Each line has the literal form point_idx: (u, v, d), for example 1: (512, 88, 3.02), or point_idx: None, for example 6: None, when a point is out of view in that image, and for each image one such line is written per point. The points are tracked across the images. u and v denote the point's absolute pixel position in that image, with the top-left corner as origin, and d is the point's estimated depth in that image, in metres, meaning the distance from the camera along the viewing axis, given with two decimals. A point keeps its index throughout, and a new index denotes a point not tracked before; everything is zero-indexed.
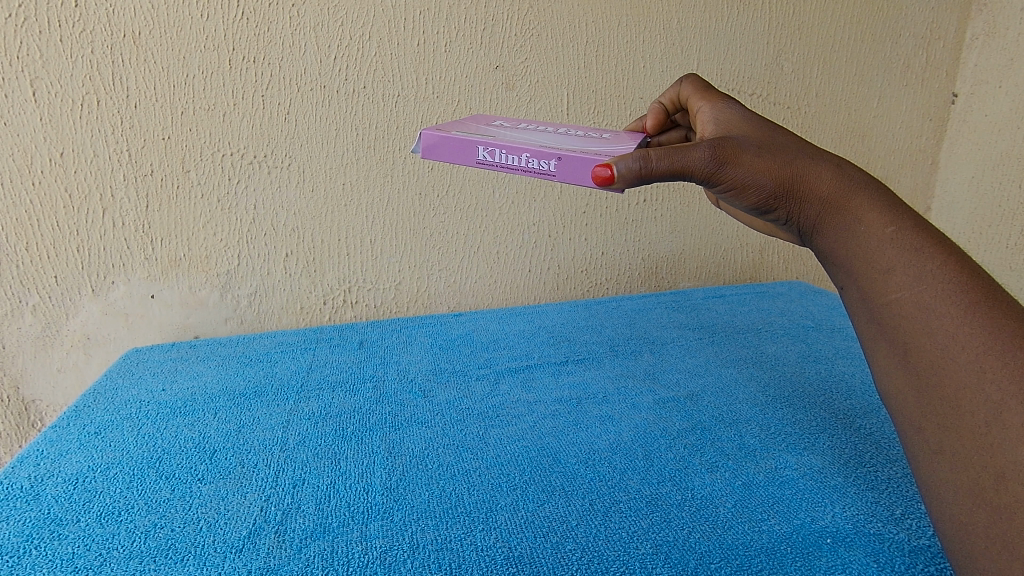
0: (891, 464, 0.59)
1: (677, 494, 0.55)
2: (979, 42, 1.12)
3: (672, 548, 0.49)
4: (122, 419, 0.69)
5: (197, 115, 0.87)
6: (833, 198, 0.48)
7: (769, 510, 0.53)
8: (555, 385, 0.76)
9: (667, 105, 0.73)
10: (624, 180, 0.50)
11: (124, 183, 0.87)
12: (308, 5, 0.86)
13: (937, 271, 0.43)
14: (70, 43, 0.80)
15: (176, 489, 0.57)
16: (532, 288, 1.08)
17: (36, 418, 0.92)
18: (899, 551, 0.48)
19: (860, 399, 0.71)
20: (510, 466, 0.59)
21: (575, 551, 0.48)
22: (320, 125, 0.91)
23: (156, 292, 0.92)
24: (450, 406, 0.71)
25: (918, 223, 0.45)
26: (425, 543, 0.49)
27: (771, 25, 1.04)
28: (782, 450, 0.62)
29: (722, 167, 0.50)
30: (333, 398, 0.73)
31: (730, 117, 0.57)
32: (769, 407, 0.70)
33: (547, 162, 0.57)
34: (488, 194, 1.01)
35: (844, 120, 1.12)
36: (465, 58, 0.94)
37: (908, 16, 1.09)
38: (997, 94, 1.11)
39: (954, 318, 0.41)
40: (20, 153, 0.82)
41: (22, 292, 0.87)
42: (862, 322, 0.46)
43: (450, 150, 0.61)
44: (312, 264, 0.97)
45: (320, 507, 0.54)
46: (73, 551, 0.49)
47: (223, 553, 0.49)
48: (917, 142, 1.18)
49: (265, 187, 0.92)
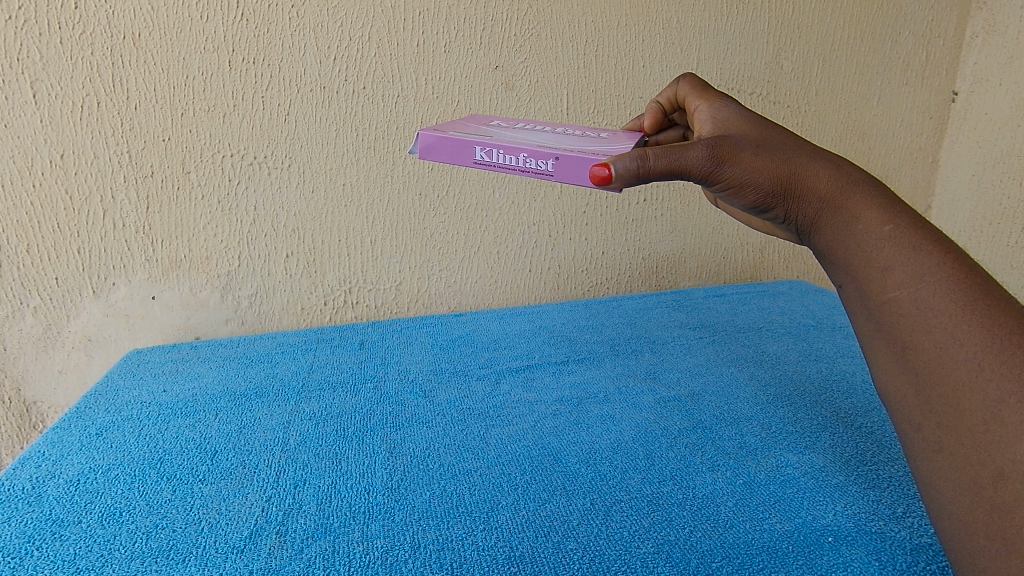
0: (892, 462, 0.59)
1: (678, 493, 0.55)
2: (979, 41, 1.12)
3: (674, 547, 0.49)
4: (124, 420, 0.69)
5: (197, 116, 0.87)
6: (832, 196, 0.48)
7: (771, 508, 0.53)
8: (555, 384, 0.76)
9: (664, 104, 0.73)
10: (621, 180, 0.50)
11: (124, 185, 0.87)
12: (308, 6, 0.86)
13: (935, 269, 0.43)
14: (70, 45, 0.80)
15: (177, 489, 0.57)
16: (532, 287, 1.08)
17: (37, 420, 0.92)
18: (901, 549, 0.48)
19: (860, 397, 0.71)
20: (510, 466, 0.59)
21: (576, 551, 0.48)
22: (320, 126, 0.91)
23: (157, 293, 0.93)
24: (451, 406, 0.71)
25: (917, 222, 0.45)
26: (426, 543, 0.49)
27: (771, 23, 1.04)
28: (784, 449, 0.62)
29: (720, 166, 0.50)
30: (334, 398, 0.73)
31: (727, 116, 0.58)
32: (770, 406, 0.70)
33: (545, 163, 0.57)
34: (488, 194, 1.01)
35: (844, 118, 1.12)
36: (466, 58, 0.94)
37: (908, 14, 1.09)
38: (997, 91, 1.11)
39: (953, 316, 0.41)
40: (21, 155, 0.83)
41: (22, 293, 0.87)
42: (860, 321, 0.46)
43: (448, 150, 0.61)
44: (312, 264, 0.97)
45: (320, 507, 0.54)
46: (75, 551, 0.49)
47: (224, 553, 0.49)
48: (917, 140, 1.17)
49: (265, 188, 0.92)
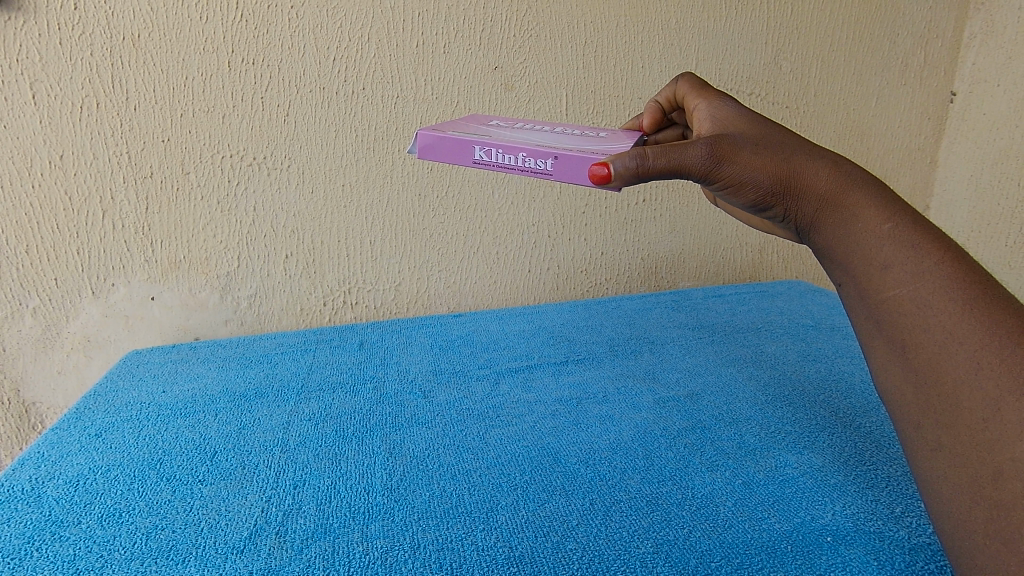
0: (891, 462, 0.59)
1: (677, 493, 0.55)
2: (977, 41, 1.12)
3: (673, 547, 0.49)
4: (123, 421, 0.69)
5: (197, 117, 0.87)
6: (831, 195, 0.48)
7: (769, 508, 0.53)
8: (554, 384, 0.76)
9: (663, 104, 0.73)
10: (621, 179, 0.50)
11: (124, 185, 0.87)
12: (308, 7, 0.86)
13: (935, 267, 0.43)
14: (69, 45, 0.80)
15: (177, 490, 0.57)
16: (531, 288, 1.08)
17: (36, 421, 0.92)
18: (899, 549, 0.48)
19: (860, 397, 0.71)
20: (510, 466, 0.59)
21: (575, 551, 0.48)
22: (319, 127, 0.91)
23: (156, 294, 0.93)
24: (450, 406, 0.71)
25: (916, 220, 0.45)
26: (425, 543, 0.49)
27: (770, 24, 1.04)
28: (783, 449, 0.62)
29: (720, 164, 0.50)
30: (333, 398, 0.73)
31: (726, 114, 0.58)
32: (769, 406, 0.70)
33: (544, 162, 0.57)
34: (487, 194, 1.01)
35: (843, 118, 1.12)
36: (466, 59, 0.94)
37: (907, 14, 1.09)
38: (995, 92, 1.11)
39: (952, 314, 0.41)
40: (20, 156, 0.83)
41: (22, 294, 0.87)
42: (860, 320, 0.46)
43: (447, 150, 0.61)
44: (312, 265, 0.97)
45: (320, 508, 0.54)
46: (74, 552, 0.49)
47: (224, 554, 0.49)
48: (916, 141, 1.18)
49: (265, 188, 0.92)
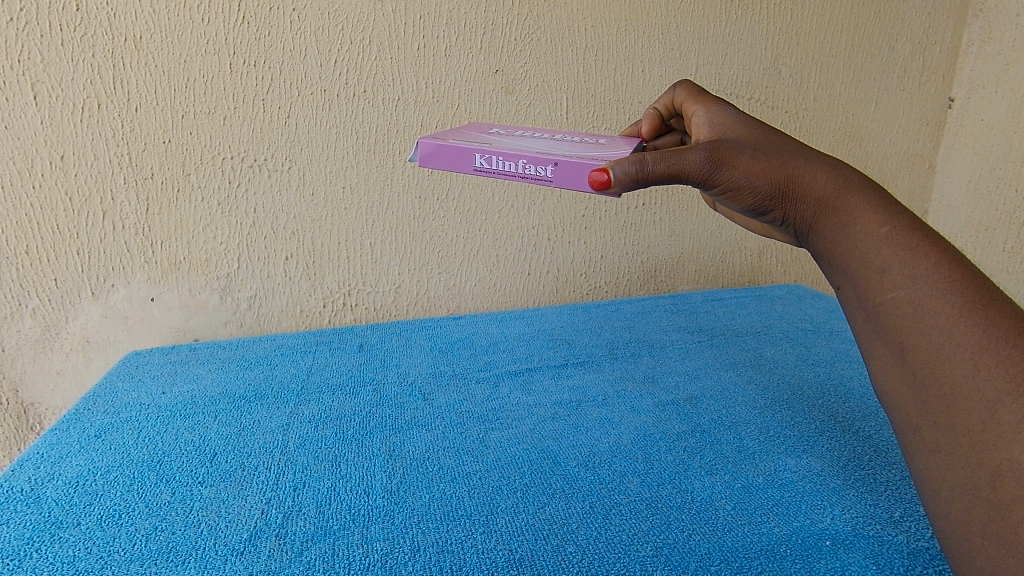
0: (889, 466, 0.59)
1: (677, 496, 0.55)
2: (975, 48, 1.13)
3: (672, 551, 0.49)
4: (122, 422, 0.69)
5: (198, 119, 0.87)
6: (830, 198, 0.48)
7: (769, 512, 0.53)
8: (554, 387, 0.76)
9: (662, 110, 0.73)
10: (620, 184, 0.50)
11: (124, 187, 0.87)
12: (309, 10, 0.86)
13: (932, 270, 0.43)
14: (71, 46, 0.80)
15: (176, 491, 0.57)
16: (531, 291, 1.08)
17: (35, 422, 0.92)
18: (897, 553, 0.48)
19: (859, 401, 0.71)
20: (510, 469, 0.60)
21: (575, 554, 0.48)
22: (320, 129, 0.92)
23: (156, 295, 0.93)
24: (450, 409, 0.71)
25: (914, 223, 0.46)
26: (426, 546, 0.49)
27: (770, 29, 1.04)
28: (782, 452, 0.62)
29: (719, 169, 0.50)
30: (333, 401, 0.73)
31: (725, 120, 0.58)
32: (768, 410, 0.70)
33: (545, 169, 0.58)
34: (488, 198, 1.01)
35: (841, 124, 1.13)
36: (466, 62, 0.94)
37: (906, 20, 1.10)
38: (992, 98, 1.12)
39: (949, 317, 0.41)
40: (21, 156, 0.82)
41: (21, 294, 0.87)
42: (859, 323, 0.46)
43: (448, 158, 0.61)
44: (312, 266, 0.97)
45: (320, 510, 0.54)
46: (73, 554, 0.49)
47: (224, 556, 0.49)
48: (914, 146, 1.18)
49: (265, 190, 0.92)
